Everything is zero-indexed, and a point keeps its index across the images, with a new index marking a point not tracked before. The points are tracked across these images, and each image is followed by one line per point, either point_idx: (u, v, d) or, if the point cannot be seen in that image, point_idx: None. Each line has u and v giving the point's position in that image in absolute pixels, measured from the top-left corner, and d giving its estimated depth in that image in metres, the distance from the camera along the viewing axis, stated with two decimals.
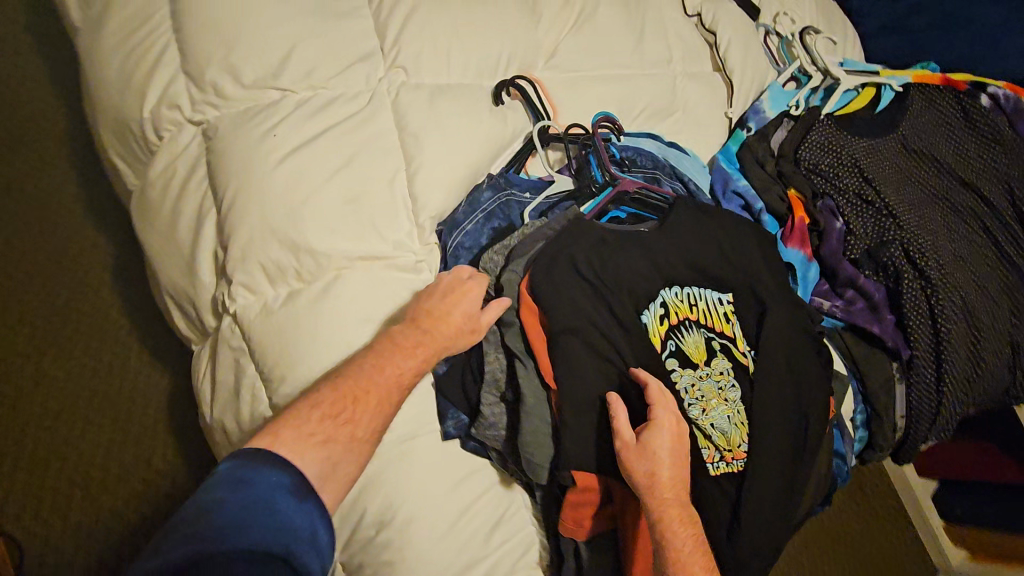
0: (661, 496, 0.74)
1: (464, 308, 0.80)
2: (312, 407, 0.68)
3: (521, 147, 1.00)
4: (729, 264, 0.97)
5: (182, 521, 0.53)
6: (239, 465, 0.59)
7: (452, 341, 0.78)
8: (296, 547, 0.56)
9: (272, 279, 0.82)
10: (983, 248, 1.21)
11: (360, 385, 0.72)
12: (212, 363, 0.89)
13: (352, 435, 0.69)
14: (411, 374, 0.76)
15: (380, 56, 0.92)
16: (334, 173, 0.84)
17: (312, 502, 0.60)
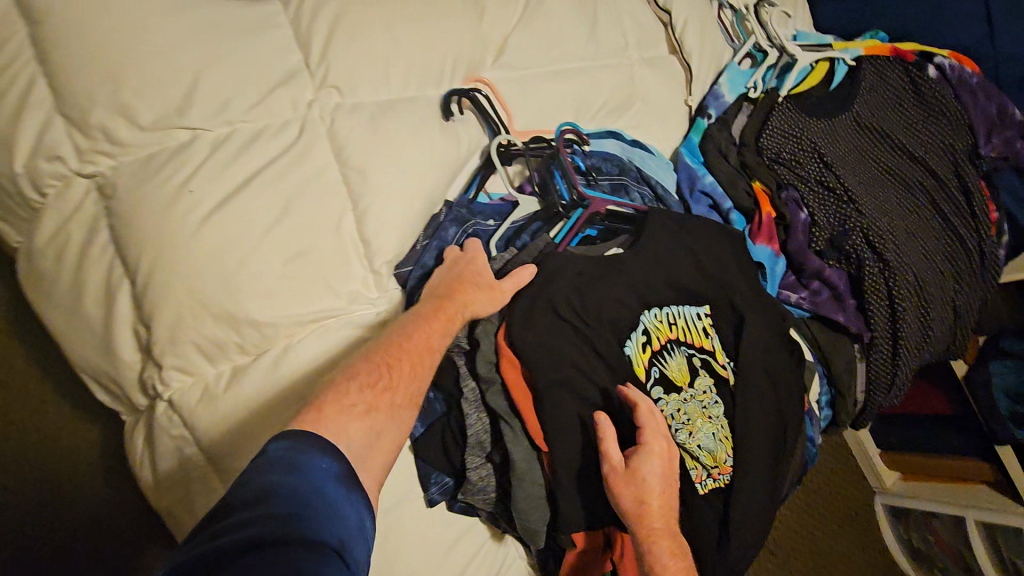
0: (647, 524, 0.73)
1: (476, 268, 0.79)
2: (349, 378, 0.65)
3: (479, 165, 0.90)
4: (702, 276, 0.96)
5: (236, 505, 0.49)
6: (291, 446, 0.54)
7: (476, 300, 0.76)
8: (349, 541, 0.51)
9: (211, 358, 0.71)
10: (933, 223, 1.24)
11: (393, 353, 0.69)
12: (150, 450, 0.77)
13: (391, 404, 0.66)
14: (440, 340, 0.73)
15: (306, 75, 0.79)
16: (269, 228, 0.72)
17: (358, 492, 0.55)
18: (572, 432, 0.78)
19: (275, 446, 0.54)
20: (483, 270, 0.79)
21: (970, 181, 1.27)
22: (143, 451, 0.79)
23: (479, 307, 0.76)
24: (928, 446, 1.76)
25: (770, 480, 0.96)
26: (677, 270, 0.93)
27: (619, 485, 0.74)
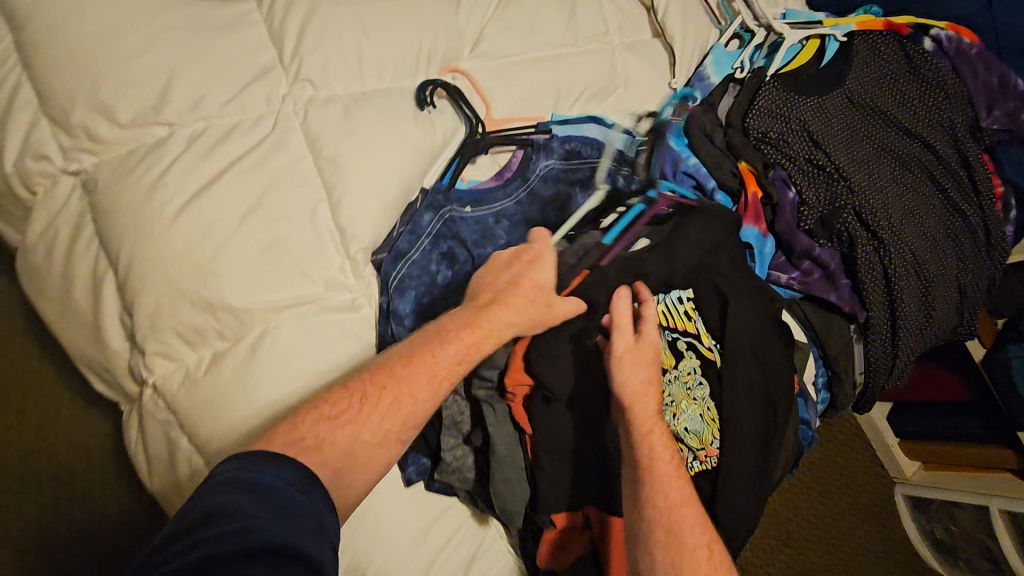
0: (644, 408, 0.75)
1: (533, 278, 0.78)
2: (314, 408, 0.66)
3: (452, 157, 0.90)
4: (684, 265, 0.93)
5: (186, 530, 0.50)
6: (242, 467, 0.57)
7: (501, 322, 0.74)
8: (308, 539, 0.53)
9: (191, 344, 0.74)
10: (932, 200, 1.20)
11: (374, 384, 0.69)
12: (140, 436, 0.81)
13: (353, 442, 0.65)
14: (442, 368, 0.71)
15: (279, 70, 0.81)
16: (241, 219, 0.75)
17: (314, 494, 0.58)
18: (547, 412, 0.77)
19: (224, 469, 0.57)
20: (544, 285, 0.78)
21: (970, 155, 1.23)
22: (135, 438, 0.82)
23: (518, 322, 0.76)
24: (942, 432, 1.65)
25: (757, 466, 0.94)
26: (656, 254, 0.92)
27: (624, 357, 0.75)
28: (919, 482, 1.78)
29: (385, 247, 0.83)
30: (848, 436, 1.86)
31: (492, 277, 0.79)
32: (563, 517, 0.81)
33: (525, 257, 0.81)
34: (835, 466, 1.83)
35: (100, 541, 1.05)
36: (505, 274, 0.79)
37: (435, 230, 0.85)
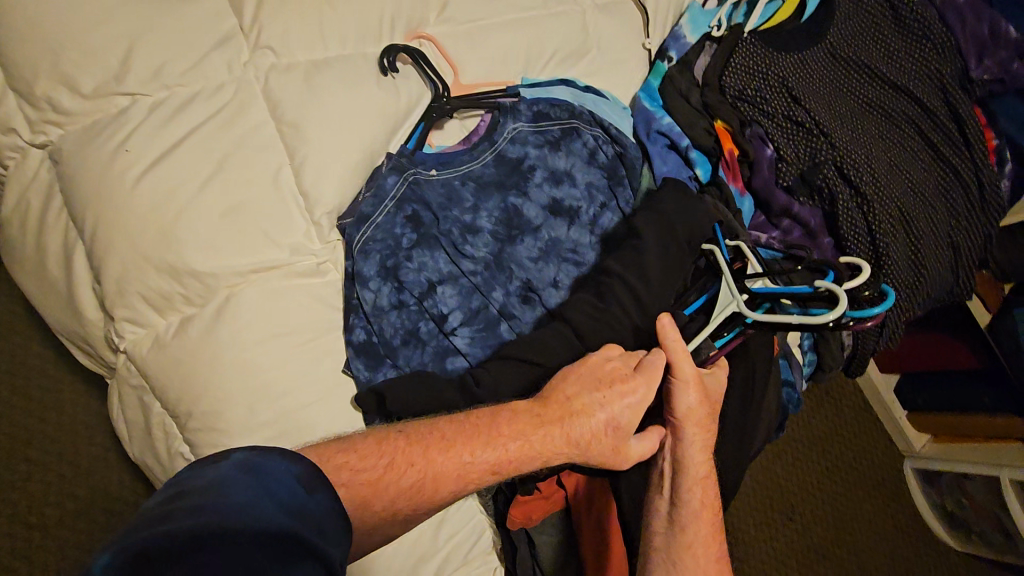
0: (693, 441, 0.72)
1: (617, 410, 0.70)
2: (336, 452, 0.60)
3: (419, 120, 0.91)
4: (674, 235, 0.83)
5: (189, 495, 0.46)
6: (255, 455, 0.51)
7: (557, 446, 0.67)
8: (311, 530, 0.48)
9: (160, 310, 0.76)
10: (920, 156, 1.16)
11: (409, 462, 0.62)
12: (118, 402, 0.83)
13: (362, 502, 0.58)
14: (483, 476, 0.65)
15: (240, 38, 0.81)
16: (203, 184, 0.76)
17: (324, 494, 0.52)
18: (515, 374, 0.76)
19: (232, 458, 0.51)
20: (623, 424, 0.71)
21: (960, 108, 1.19)
22: (114, 406, 0.84)
23: (576, 451, 0.69)
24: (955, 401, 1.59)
25: (732, 423, 0.94)
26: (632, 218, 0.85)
27: (684, 389, 0.72)
28: (930, 455, 1.69)
29: (350, 211, 0.83)
30: (856, 408, 1.79)
31: (570, 390, 0.71)
32: (552, 480, 0.82)
33: (619, 379, 0.72)
34: (844, 436, 1.75)
35: (95, 512, 1.08)
36: (589, 382, 0.71)
37: (400, 193, 0.84)
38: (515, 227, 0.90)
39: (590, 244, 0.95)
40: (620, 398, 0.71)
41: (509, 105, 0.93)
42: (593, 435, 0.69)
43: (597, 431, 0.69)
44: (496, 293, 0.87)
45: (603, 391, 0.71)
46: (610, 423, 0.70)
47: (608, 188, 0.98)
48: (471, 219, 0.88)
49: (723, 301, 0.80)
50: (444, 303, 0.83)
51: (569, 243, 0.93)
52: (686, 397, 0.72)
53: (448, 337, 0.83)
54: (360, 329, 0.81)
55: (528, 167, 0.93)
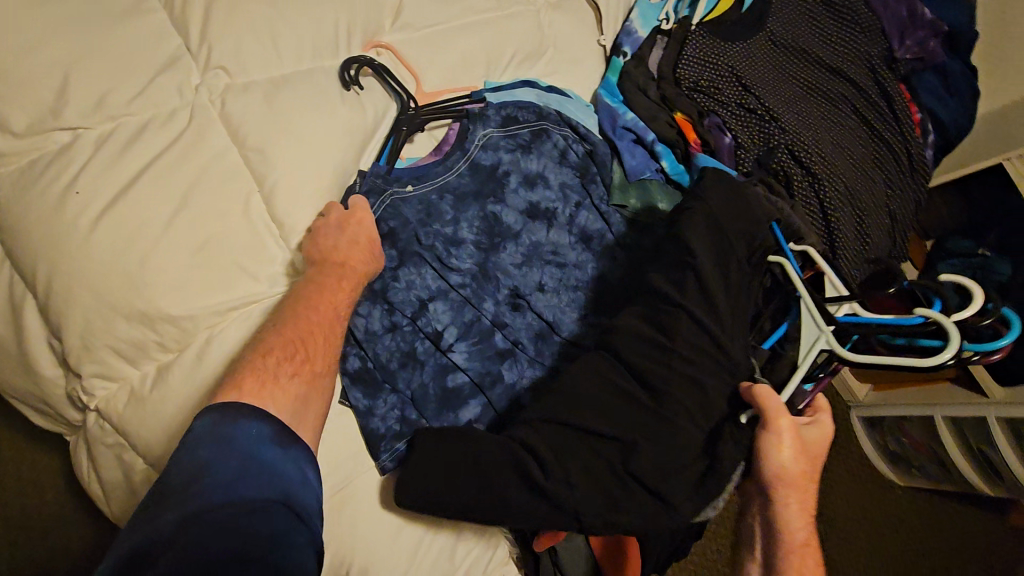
0: (790, 502, 0.74)
1: (365, 233, 0.77)
2: (253, 372, 0.64)
3: (387, 134, 0.88)
4: (710, 235, 0.84)
5: (172, 490, 0.52)
6: (218, 421, 0.58)
7: (360, 273, 0.76)
8: (296, 493, 0.56)
9: (131, 360, 0.70)
10: (859, 133, 1.24)
11: (301, 329, 0.70)
12: (90, 461, 0.76)
13: (312, 374, 0.69)
14: (342, 314, 0.73)
15: (188, 59, 0.76)
16: (166, 221, 0.70)
17: (298, 449, 0.60)
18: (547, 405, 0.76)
19: (196, 424, 0.58)
20: (371, 231, 0.78)
21: (888, 85, 1.28)
22: (89, 467, 0.77)
23: (367, 269, 0.77)
24: None
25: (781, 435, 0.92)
26: (688, 233, 0.84)
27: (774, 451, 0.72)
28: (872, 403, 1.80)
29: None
30: None
31: (326, 246, 0.75)
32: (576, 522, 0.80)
33: (350, 223, 0.76)
34: None
35: None
36: (341, 235, 0.75)
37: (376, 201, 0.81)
38: (491, 231, 0.89)
39: (570, 243, 0.96)
40: (359, 222, 0.77)
41: (477, 112, 0.92)
42: (366, 246, 0.77)
43: (368, 247, 0.77)
44: (487, 304, 0.85)
45: (351, 228, 0.76)
46: (368, 241, 0.77)
47: (562, 183, 0.97)
48: (451, 229, 0.86)
49: (811, 339, 0.82)
50: (434, 322, 0.80)
51: (550, 246, 0.94)
52: (783, 450, 0.72)
53: (445, 354, 0.80)
54: (354, 357, 0.78)
55: (489, 161, 0.91)
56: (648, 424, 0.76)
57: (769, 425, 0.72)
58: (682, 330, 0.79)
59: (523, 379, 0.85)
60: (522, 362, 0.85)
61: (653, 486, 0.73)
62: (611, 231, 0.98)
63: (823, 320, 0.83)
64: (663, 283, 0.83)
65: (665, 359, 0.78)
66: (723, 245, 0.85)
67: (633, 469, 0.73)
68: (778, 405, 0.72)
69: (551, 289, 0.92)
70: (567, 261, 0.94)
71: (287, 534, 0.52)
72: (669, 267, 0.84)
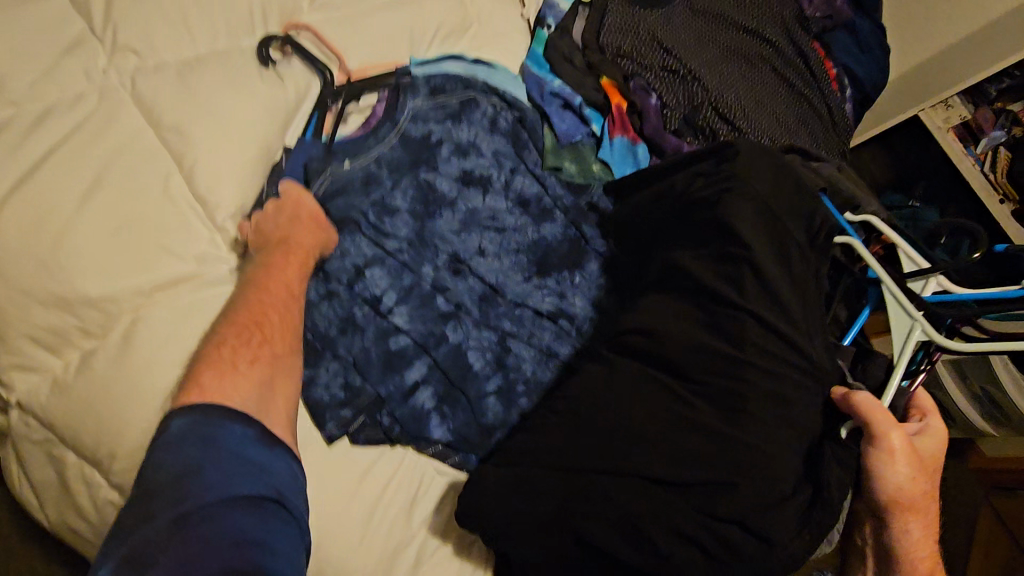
0: (909, 517, 0.81)
1: (307, 211, 0.78)
2: (209, 361, 0.63)
3: (312, 109, 0.87)
4: (764, 226, 0.81)
5: (159, 490, 0.51)
6: (196, 421, 0.56)
7: (305, 244, 0.76)
8: (287, 492, 0.56)
9: (54, 349, 0.67)
10: (780, 89, 1.28)
11: (257, 312, 0.68)
12: (16, 464, 0.73)
13: (274, 355, 0.67)
14: (296, 300, 0.73)
15: (95, 42, 0.74)
16: (82, 202, 0.68)
17: (282, 446, 0.59)
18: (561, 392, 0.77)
19: (174, 422, 0.56)
20: (313, 209, 0.78)
21: (802, 43, 1.34)
22: (16, 473, 0.74)
23: (311, 249, 0.76)
24: None
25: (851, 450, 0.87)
26: (737, 222, 0.79)
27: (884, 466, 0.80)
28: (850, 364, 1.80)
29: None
30: None
31: (266, 226, 0.76)
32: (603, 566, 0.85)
33: (290, 206, 0.77)
34: None
35: None
36: (280, 214, 0.76)
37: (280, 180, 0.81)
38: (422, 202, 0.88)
39: (507, 208, 0.94)
40: (314, 213, 0.78)
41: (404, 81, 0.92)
42: (328, 237, 0.78)
43: (312, 221, 0.78)
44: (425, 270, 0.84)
45: (289, 207, 0.77)
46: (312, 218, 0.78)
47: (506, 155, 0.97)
48: (379, 196, 0.85)
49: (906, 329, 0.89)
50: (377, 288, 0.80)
51: (487, 212, 0.92)
52: (892, 467, 0.79)
53: (386, 318, 0.80)
54: None
55: (414, 130, 0.90)
56: (739, 455, 0.71)
57: (877, 440, 0.79)
58: (747, 332, 0.75)
59: (468, 340, 0.84)
60: (466, 324, 0.85)
61: (754, 525, 0.70)
62: (551, 194, 0.98)
63: (915, 309, 0.90)
64: (713, 279, 0.79)
65: (733, 367, 0.74)
66: (778, 230, 0.82)
67: (725, 512, 0.70)
68: (887, 424, 0.79)
69: (490, 258, 0.90)
70: (494, 226, 0.92)
71: (284, 533, 0.52)
72: (716, 263, 0.80)
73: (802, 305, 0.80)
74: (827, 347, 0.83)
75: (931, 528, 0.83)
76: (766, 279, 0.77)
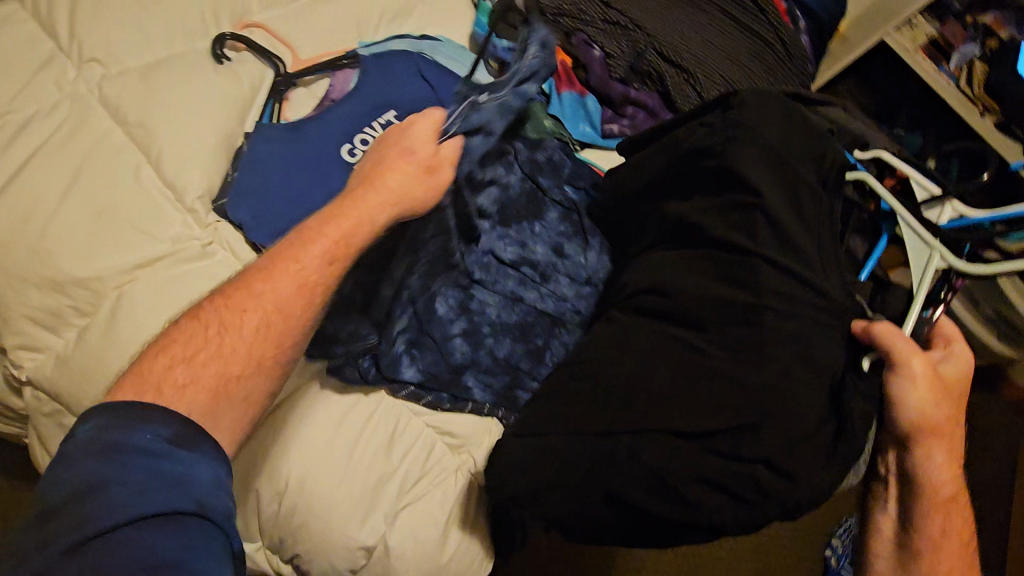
0: (934, 449, 0.75)
1: (407, 148, 0.80)
2: (148, 366, 0.64)
3: (267, 100, 0.92)
4: (772, 167, 0.75)
5: (66, 506, 0.53)
6: (104, 431, 0.57)
7: (386, 201, 0.76)
8: (206, 499, 0.57)
9: (54, 329, 0.76)
10: (731, 30, 1.30)
11: (222, 323, 0.68)
12: (39, 438, 0.82)
13: (222, 380, 0.65)
14: (298, 297, 0.70)
15: (64, 58, 0.84)
16: (61, 197, 0.76)
17: (199, 444, 0.60)
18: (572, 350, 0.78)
19: (81, 432, 0.58)
20: (413, 151, 0.80)
21: None
22: (40, 447, 0.83)
23: (398, 206, 0.77)
24: None
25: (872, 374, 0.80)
26: (743, 168, 0.74)
27: (908, 395, 0.73)
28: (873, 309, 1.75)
29: (265, 232, 0.82)
30: None
31: (374, 160, 0.80)
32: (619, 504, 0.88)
33: (393, 144, 0.80)
34: None
35: None
36: (379, 150, 0.80)
37: (242, 166, 0.85)
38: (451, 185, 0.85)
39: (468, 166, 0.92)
40: (357, 200, 0.75)
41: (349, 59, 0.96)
42: (358, 227, 0.74)
43: (418, 168, 0.80)
44: (429, 242, 0.87)
45: (394, 139, 0.81)
46: (420, 161, 0.79)
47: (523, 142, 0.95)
48: (325, 181, 0.86)
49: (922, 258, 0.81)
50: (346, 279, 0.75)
51: None
52: (914, 394, 0.73)
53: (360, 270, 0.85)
54: None
55: (387, 119, 0.92)
56: (761, 399, 0.67)
57: (899, 367, 0.73)
58: (764, 280, 0.70)
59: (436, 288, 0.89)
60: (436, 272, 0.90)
61: (782, 465, 0.65)
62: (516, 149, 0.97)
63: (929, 237, 0.81)
64: (722, 229, 0.74)
65: (748, 315, 0.69)
66: (788, 177, 0.75)
67: (745, 450, 0.66)
68: (908, 348, 0.72)
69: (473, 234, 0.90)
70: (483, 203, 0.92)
71: (199, 545, 0.54)
72: (729, 209, 0.74)
73: (817, 250, 0.74)
74: (844, 282, 0.75)
75: (959, 457, 0.77)
76: (771, 216, 0.72)
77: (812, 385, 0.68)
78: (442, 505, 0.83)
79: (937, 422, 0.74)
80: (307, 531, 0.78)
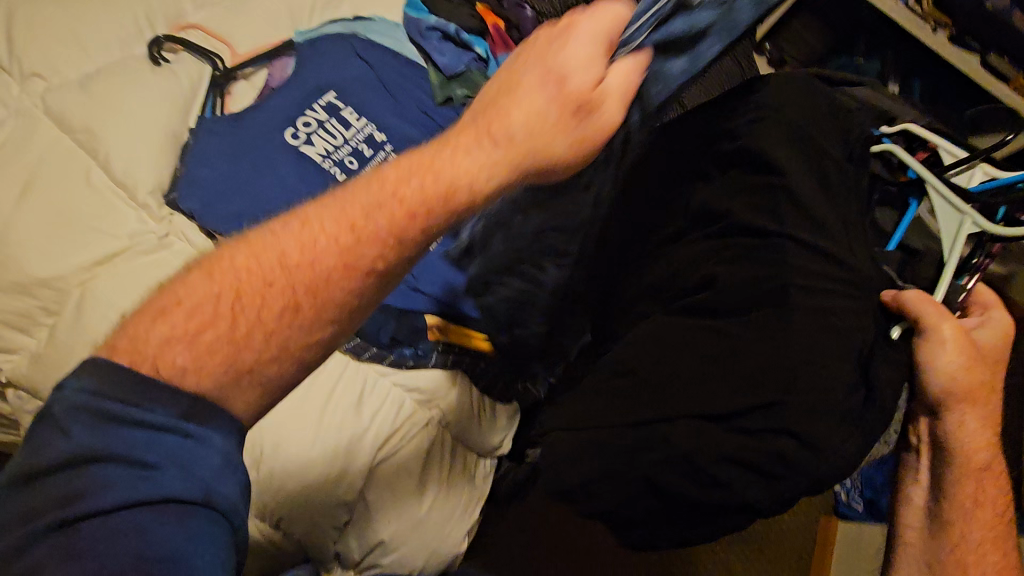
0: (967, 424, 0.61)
1: (551, 69, 0.49)
2: (144, 329, 0.42)
3: (207, 95, 0.98)
4: (804, 149, 0.65)
5: (53, 485, 0.39)
6: (95, 393, 0.41)
7: (503, 155, 0.48)
8: (221, 483, 0.42)
9: (28, 330, 0.81)
10: None
11: (245, 286, 0.43)
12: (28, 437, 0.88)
13: (233, 371, 0.43)
14: (349, 281, 0.44)
15: (8, 77, 0.90)
16: (18, 204, 0.83)
17: (217, 414, 0.43)
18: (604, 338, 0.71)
19: (68, 387, 0.42)
20: (566, 79, 0.49)
21: None
22: None
23: (511, 165, 0.49)
24: None
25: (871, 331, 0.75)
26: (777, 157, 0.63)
27: (943, 370, 0.59)
28: None
29: (212, 218, 0.87)
30: None
31: (500, 89, 0.51)
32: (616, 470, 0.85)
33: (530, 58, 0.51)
34: None
35: None
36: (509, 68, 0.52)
37: (189, 159, 0.90)
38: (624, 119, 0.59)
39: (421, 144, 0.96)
40: (456, 155, 0.48)
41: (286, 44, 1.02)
42: (435, 203, 0.46)
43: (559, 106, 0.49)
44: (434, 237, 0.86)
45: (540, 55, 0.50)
46: (559, 96, 0.49)
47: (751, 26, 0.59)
48: (275, 169, 0.90)
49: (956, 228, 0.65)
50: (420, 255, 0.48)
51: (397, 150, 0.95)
52: (944, 364, 0.59)
53: None
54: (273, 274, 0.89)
55: (328, 100, 0.95)
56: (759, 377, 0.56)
57: (930, 337, 0.58)
58: (792, 264, 0.58)
59: None
60: None
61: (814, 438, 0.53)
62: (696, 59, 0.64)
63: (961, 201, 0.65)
64: (747, 212, 0.63)
65: (774, 301, 0.58)
66: (813, 153, 0.64)
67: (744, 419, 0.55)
68: (936, 311, 0.58)
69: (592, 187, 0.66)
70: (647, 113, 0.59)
71: (212, 543, 0.40)
72: (748, 192, 0.64)
73: (842, 224, 0.62)
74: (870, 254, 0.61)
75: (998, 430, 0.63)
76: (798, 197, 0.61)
77: (846, 355, 0.55)
78: (417, 458, 0.85)
79: (974, 396, 0.60)
80: (286, 493, 0.79)
